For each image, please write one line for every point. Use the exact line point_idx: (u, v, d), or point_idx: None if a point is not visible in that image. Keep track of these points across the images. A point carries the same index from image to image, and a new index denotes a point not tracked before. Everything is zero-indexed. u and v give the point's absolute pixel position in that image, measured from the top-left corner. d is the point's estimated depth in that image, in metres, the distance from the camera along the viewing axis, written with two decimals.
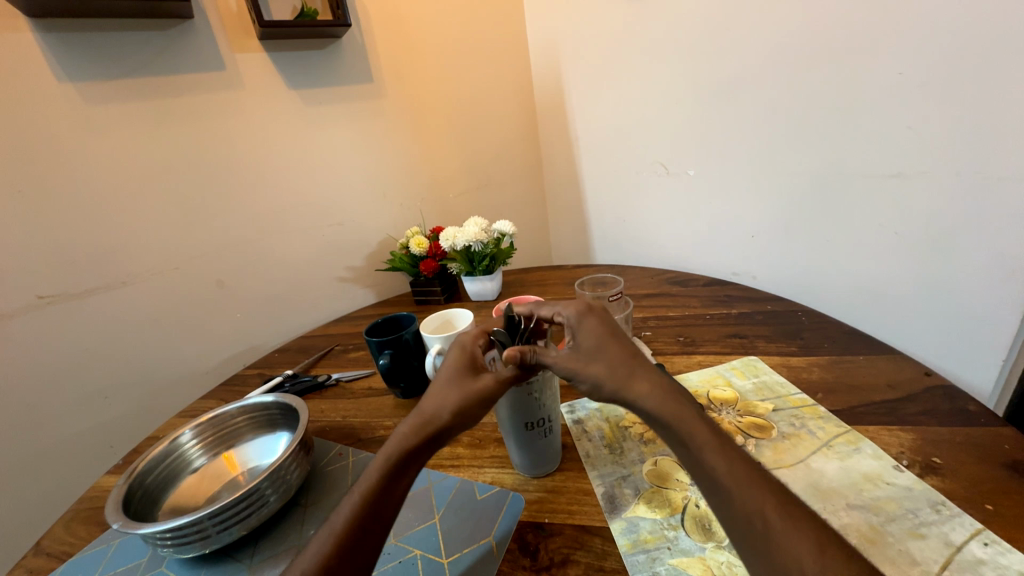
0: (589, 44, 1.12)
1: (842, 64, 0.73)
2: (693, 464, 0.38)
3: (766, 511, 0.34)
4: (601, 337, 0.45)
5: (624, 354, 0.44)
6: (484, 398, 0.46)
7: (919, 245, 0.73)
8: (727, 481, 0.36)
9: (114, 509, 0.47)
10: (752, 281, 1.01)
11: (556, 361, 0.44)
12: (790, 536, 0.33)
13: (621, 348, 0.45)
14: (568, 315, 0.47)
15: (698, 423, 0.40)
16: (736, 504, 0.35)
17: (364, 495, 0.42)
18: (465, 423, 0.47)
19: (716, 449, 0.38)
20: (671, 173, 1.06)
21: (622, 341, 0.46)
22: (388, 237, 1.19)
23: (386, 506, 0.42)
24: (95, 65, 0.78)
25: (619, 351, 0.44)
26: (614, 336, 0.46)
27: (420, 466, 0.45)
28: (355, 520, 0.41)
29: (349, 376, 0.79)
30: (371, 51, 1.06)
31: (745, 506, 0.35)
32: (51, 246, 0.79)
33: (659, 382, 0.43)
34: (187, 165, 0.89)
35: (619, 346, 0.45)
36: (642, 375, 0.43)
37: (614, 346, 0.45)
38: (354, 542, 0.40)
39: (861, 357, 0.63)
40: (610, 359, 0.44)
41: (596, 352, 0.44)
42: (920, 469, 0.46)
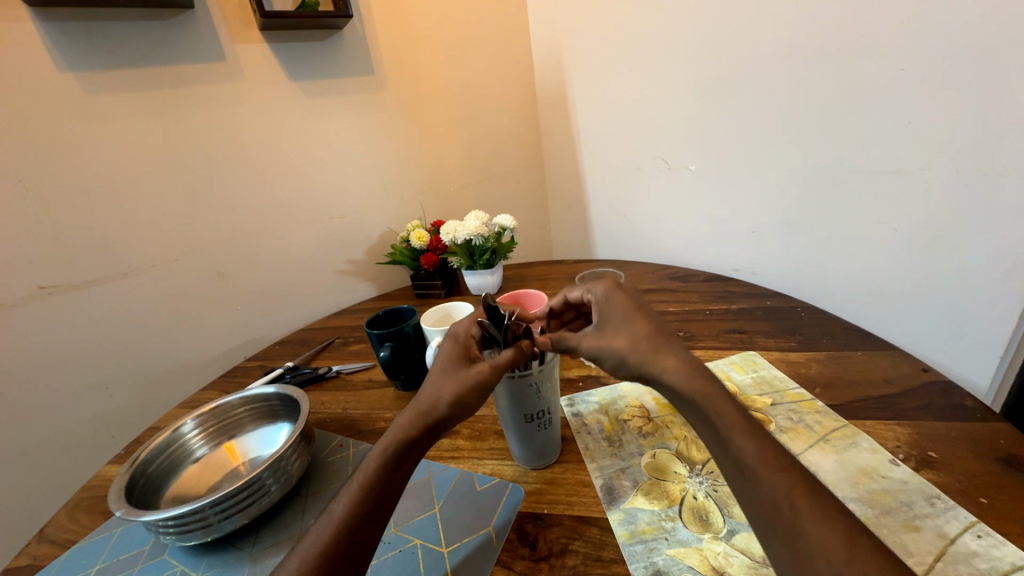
0: (591, 37, 1.11)
1: (845, 59, 0.73)
2: (720, 446, 0.39)
3: (793, 496, 0.35)
4: (628, 310, 0.46)
5: (650, 328, 0.44)
6: (480, 387, 0.45)
7: (919, 242, 0.74)
8: (755, 465, 0.36)
9: (116, 498, 0.48)
10: (752, 277, 1.01)
11: (582, 339, 0.46)
12: (817, 522, 0.33)
13: (646, 324, 0.45)
14: (597, 292, 0.50)
15: (728, 406, 0.40)
16: (762, 486, 0.36)
17: (363, 485, 0.43)
18: (464, 412, 0.47)
19: (747, 433, 0.38)
20: (672, 168, 1.06)
21: (648, 316, 0.46)
22: (389, 231, 1.19)
23: (385, 496, 0.43)
24: (94, 55, 0.77)
25: (643, 326, 0.45)
26: (639, 312, 0.46)
27: (419, 455, 0.46)
28: (355, 509, 0.42)
29: (349, 369, 0.79)
30: (372, 43, 1.05)
31: (772, 490, 0.35)
32: (52, 237, 0.79)
33: (684, 360, 0.42)
34: (188, 157, 0.89)
35: (645, 320, 0.45)
36: (667, 352, 0.43)
37: (639, 320, 0.45)
38: (355, 529, 0.41)
39: (859, 352, 0.64)
40: (635, 331, 0.44)
41: (622, 322, 0.45)
42: (916, 462, 0.46)
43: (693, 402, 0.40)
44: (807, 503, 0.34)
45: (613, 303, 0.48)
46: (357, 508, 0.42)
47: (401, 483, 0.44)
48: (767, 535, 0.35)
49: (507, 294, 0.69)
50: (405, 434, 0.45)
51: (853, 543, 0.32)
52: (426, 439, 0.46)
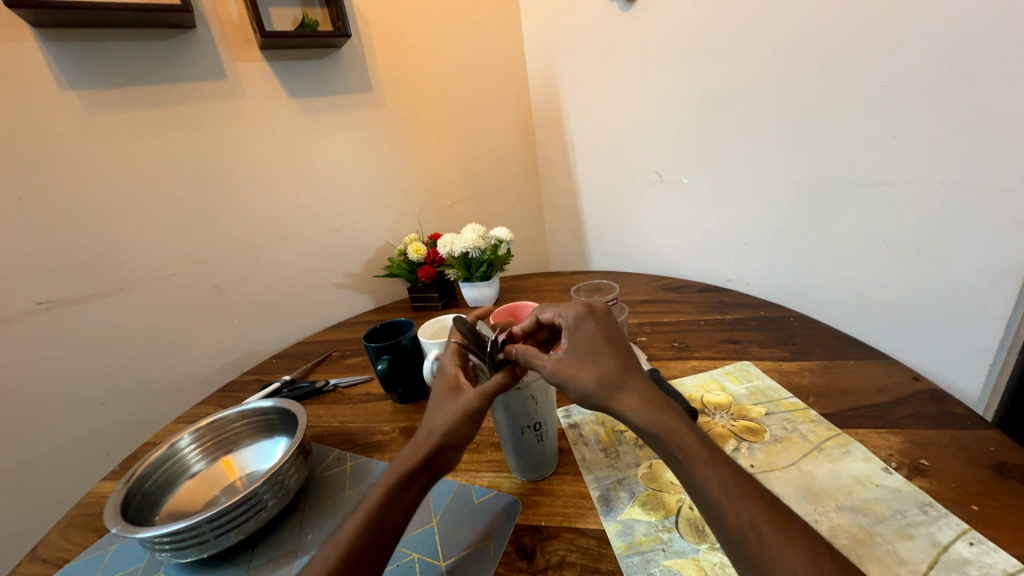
0: (584, 55, 1.14)
1: (828, 77, 0.76)
2: (684, 476, 0.39)
3: (759, 526, 0.34)
4: (596, 343, 0.45)
5: (618, 362, 0.44)
6: (470, 413, 0.45)
7: (905, 252, 0.75)
8: (720, 498, 0.36)
9: (112, 514, 0.47)
10: (745, 288, 1.02)
11: (547, 365, 0.44)
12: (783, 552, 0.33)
13: (614, 358, 0.44)
14: (568, 317, 0.48)
15: (688, 435, 0.39)
16: (727, 520, 0.35)
17: (364, 516, 0.42)
18: (461, 440, 0.46)
19: (707, 461, 0.38)
20: (666, 181, 1.08)
21: (618, 349, 0.45)
22: (386, 244, 1.20)
23: (388, 526, 0.42)
24: (97, 74, 0.79)
25: (612, 361, 0.44)
26: (609, 343, 0.45)
27: (423, 484, 0.45)
28: (355, 542, 0.41)
29: (347, 382, 0.79)
30: (371, 61, 1.08)
31: (737, 523, 0.35)
32: (51, 252, 0.79)
33: (646, 396, 0.42)
34: (188, 173, 0.90)
35: (613, 353, 0.44)
36: (631, 387, 0.42)
37: (608, 354, 0.44)
38: (356, 561, 0.40)
39: (852, 361, 0.65)
40: (603, 368, 0.43)
41: (590, 356, 0.44)
42: (908, 471, 0.47)
43: (651, 436, 0.40)
44: (772, 532, 0.34)
45: (582, 333, 0.46)
46: (356, 540, 0.41)
47: (405, 514, 0.43)
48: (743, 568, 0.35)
49: (501, 308, 0.69)
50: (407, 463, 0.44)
51: (816, 567, 0.32)
52: (430, 468, 0.45)
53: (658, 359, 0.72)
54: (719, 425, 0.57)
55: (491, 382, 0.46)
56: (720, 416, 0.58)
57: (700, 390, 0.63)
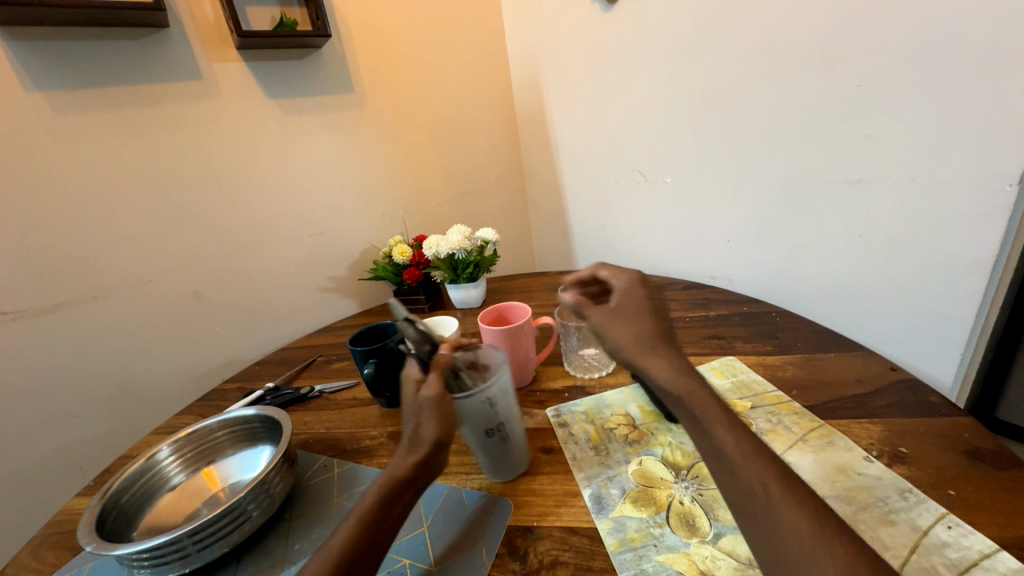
0: (566, 56, 1.15)
1: (804, 78, 0.78)
2: (701, 438, 0.39)
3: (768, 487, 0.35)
4: (639, 307, 0.46)
5: (654, 327, 0.45)
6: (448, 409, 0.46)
7: (880, 247, 0.77)
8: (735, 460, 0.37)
9: (86, 532, 0.45)
10: (728, 285, 1.04)
11: (593, 318, 0.46)
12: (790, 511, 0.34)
13: (654, 324, 0.45)
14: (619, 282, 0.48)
15: (710, 400, 0.41)
16: (739, 480, 0.36)
17: (360, 519, 0.41)
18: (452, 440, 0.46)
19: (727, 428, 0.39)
20: (648, 180, 1.09)
21: (657, 317, 0.46)
22: (371, 246, 1.18)
23: (383, 533, 0.41)
24: (65, 74, 0.76)
25: (649, 326, 0.45)
26: (649, 309, 0.46)
27: (418, 489, 0.44)
28: (350, 550, 0.39)
29: (332, 388, 0.78)
30: (352, 61, 1.06)
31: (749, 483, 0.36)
32: (17, 259, 0.76)
33: (676, 362, 0.43)
34: (164, 176, 0.87)
35: (652, 319, 0.45)
36: (664, 352, 0.43)
37: (647, 320, 0.45)
38: (351, 568, 0.39)
39: (831, 354, 0.66)
40: (639, 330, 0.44)
41: (630, 318, 0.45)
42: (888, 458, 0.48)
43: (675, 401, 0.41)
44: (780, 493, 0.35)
45: (628, 296, 0.47)
46: (350, 548, 0.40)
47: (398, 522, 0.42)
48: (751, 529, 0.35)
49: (490, 308, 0.69)
50: (399, 470, 0.44)
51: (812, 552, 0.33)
52: (422, 474, 0.45)
53: None
54: None
55: (434, 378, 0.47)
56: None
57: None
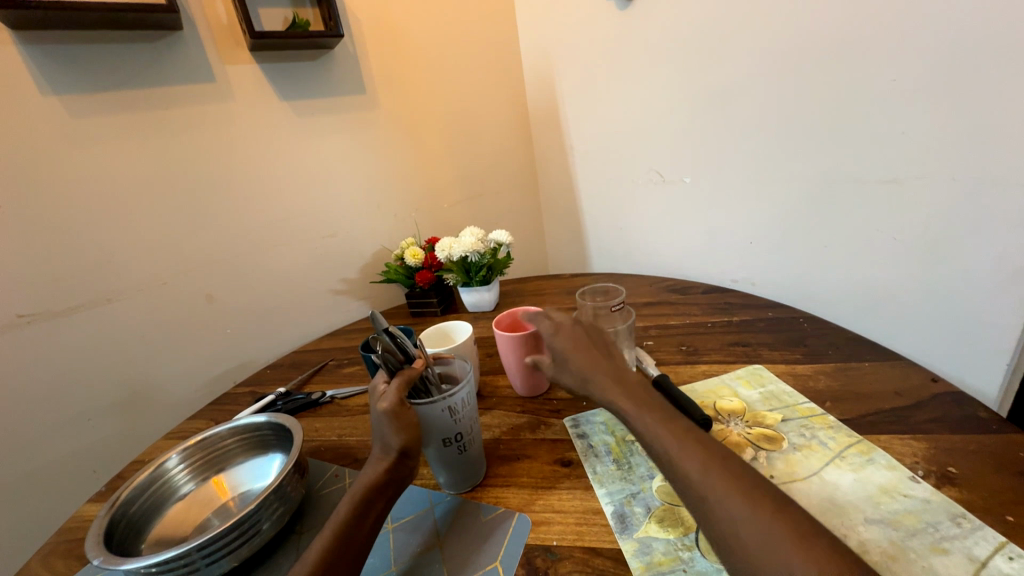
0: (582, 53, 1.12)
1: (834, 72, 0.74)
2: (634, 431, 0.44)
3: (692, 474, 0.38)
4: (567, 350, 0.50)
5: (588, 359, 0.49)
6: (408, 421, 0.47)
7: (916, 249, 0.73)
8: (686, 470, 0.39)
9: (94, 544, 0.44)
10: (750, 288, 1.00)
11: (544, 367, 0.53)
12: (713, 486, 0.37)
13: (583, 358, 0.49)
14: (542, 330, 0.53)
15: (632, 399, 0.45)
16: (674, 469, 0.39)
17: (335, 530, 0.43)
18: (416, 449, 0.48)
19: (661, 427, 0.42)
20: (666, 180, 1.06)
21: (588, 351, 0.50)
22: (383, 248, 1.17)
23: (357, 540, 0.43)
24: (79, 77, 0.75)
25: (584, 360, 0.49)
26: (578, 346, 0.50)
27: (388, 497, 0.47)
28: (324, 556, 0.41)
29: (344, 393, 0.76)
30: (364, 61, 1.05)
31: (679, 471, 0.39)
32: (33, 263, 0.76)
33: (606, 387, 0.47)
34: (177, 179, 0.87)
35: (584, 355, 0.49)
36: (597, 383, 0.47)
37: (579, 357, 0.49)
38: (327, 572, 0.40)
39: (866, 363, 0.63)
40: (575, 368, 0.49)
41: (564, 362, 0.50)
42: (937, 479, 0.45)
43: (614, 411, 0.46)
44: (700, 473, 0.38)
45: (558, 339, 0.51)
46: (327, 555, 0.41)
47: (372, 529, 0.44)
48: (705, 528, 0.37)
49: (506, 313, 0.67)
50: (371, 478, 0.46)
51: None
52: (393, 480, 0.47)
53: (667, 364, 0.70)
54: (735, 433, 0.54)
55: (394, 387, 0.48)
56: (735, 423, 0.56)
57: (711, 397, 0.61)
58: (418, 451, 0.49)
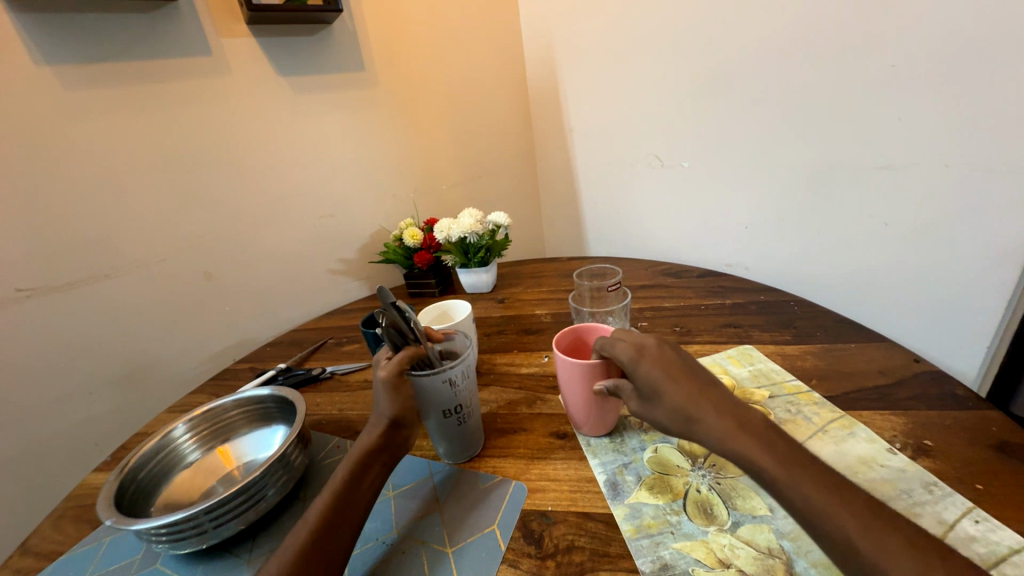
0: (584, 35, 1.11)
1: (834, 56, 0.74)
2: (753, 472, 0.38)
3: (853, 540, 0.33)
4: (656, 382, 0.42)
5: (686, 392, 0.41)
6: (401, 389, 0.50)
7: (904, 234, 0.75)
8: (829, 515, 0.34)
9: (106, 506, 0.46)
10: (744, 272, 1.02)
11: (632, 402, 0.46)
12: (888, 555, 0.32)
13: (680, 392, 0.42)
14: (620, 356, 0.45)
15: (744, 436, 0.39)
16: (819, 530, 0.35)
17: (335, 491, 0.45)
18: (410, 417, 0.51)
19: (794, 475, 0.36)
20: (664, 165, 1.07)
21: (680, 379, 0.42)
22: (381, 229, 1.17)
23: (356, 501, 0.45)
24: (74, 48, 0.74)
25: (681, 394, 0.41)
26: (670, 375, 0.42)
27: (385, 463, 0.49)
28: (323, 516, 0.43)
29: (344, 369, 0.77)
30: (363, 38, 1.04)
31: (832, 538, 0.34)
32: (29, 236, 0.76)
33: (717, 427, 0.40)
34: (173, 155, 0.86)
35: (679, 388, 0.42)
36: (702, 421, 0.40)
37: (672, 391, 0.42)
38: (328, 531, 0.42)
39: (853, 344, 0.65)
40: (673, 405, 0.42)
41: (658, 398, 0.43)
42: (912, 451, 0.47)
43: (738, 459, 0.39)
44: (868, 541, 0.33)
45: (644, 373, 0.43)
46: (327, 514, 0.43)
47: (370, 492, 0.47)
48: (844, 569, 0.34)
49: (566, 332, 0.55)
50: (368, 444, 0.48)
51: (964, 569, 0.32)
52: (387, 448, 0.49)
53: None
54: None
55: (396, 359, 0.50)
56: None
57: None
58: (411, 423, 0.51)
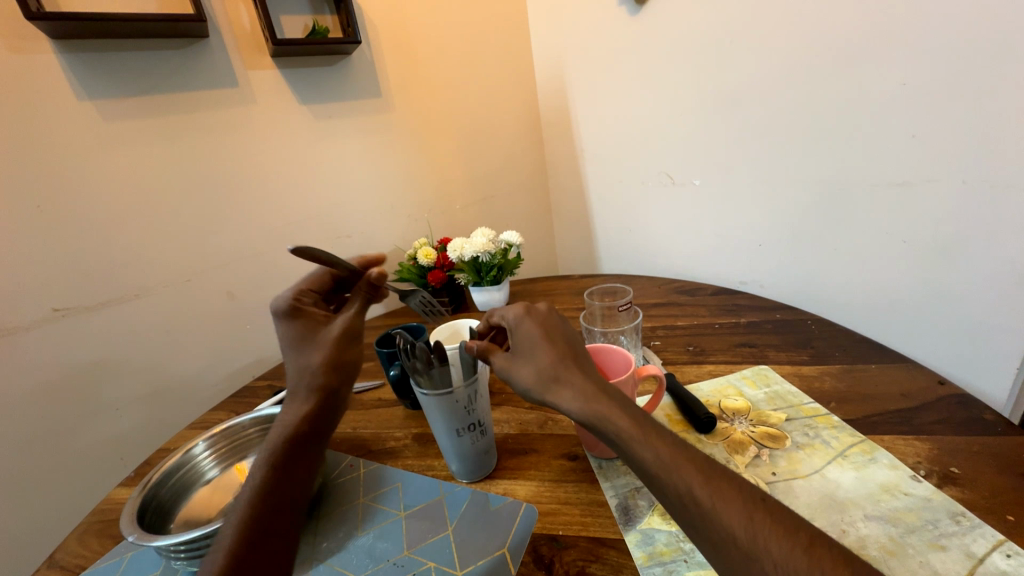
0: (593, 58, 1.14)
1: (845, 74, 0.74)
2: (699, 522, 0.35)
3: (696, 492, 0.35)
4: (534, 339, 0.45)
5: (556, 354, 0.44)
6: (347, 330, 0.55)
7: (922, 253, 0.73)
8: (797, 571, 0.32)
9: (129, 522, 0.47)
10: (759, 290, 1.01)
11: (499, 361, 0.46)
12: (761, 541, 0.33)
13: (550, 352, 0.44)
14: (509, 317, 0.49)
15: (689, 471, 0.36)
16: (668, 488, 0.36)
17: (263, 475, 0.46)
18: (341, 373, 0.54)
19: (757, 525, 0.34)
20: (676, 183, 1.07)
21: (558, 343, 0.46)
22: (396, 248, 1.20)
23: (287, 480, 0.47)
24: (114, 84, 0.80)
25: (551, 356, 0.44)
26: (548, 337, 0.46)
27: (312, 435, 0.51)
28: (247, 521, 0.42)
29: (358, 387, 0.79)
30: (381, 67, 1.08)
31: (676, 493, 0.36)
32: (67, 259, 0.80)
33: (579, 387, 0.42)
34: (199, 181, 0.91)
35: (550, 347, 0.45)
36: (567, 381, 0.42)
37: (545, 348, 0.45)
38: (263, 513, 0.43)
39: (873, 365, 0.63)
40: (539, 364, 0.44)
41: (529, 353, 0.45)
42: (938, 479, 0.45)
43: (696, 510, 0.35)
44: (707, 493, 0.35)
45: (523, 330, 0.47)
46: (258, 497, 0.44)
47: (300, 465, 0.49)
48: None
49: None
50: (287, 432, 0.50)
51: None
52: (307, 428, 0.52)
53: (672, 363, 0.71)
54: (739, 431, 0.56)
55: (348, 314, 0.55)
56: (739, 422, 0.57)
57: (716, 396, 0.62)
58: (341, 381, 0.54)
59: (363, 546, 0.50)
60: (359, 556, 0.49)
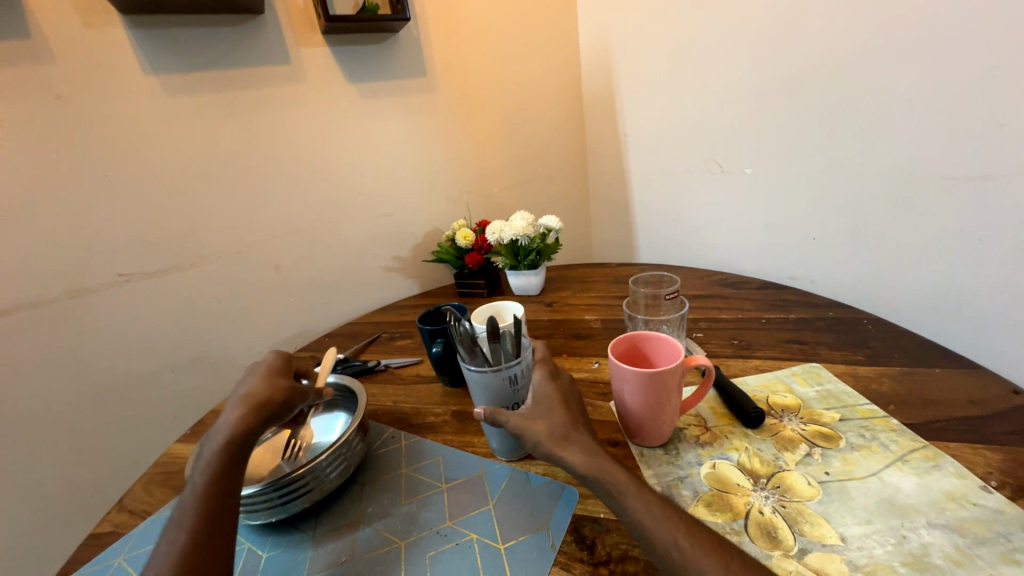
0: (643, 39, 1.10)
1: (925, 57, 0.69)
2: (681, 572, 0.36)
3: (680, 542, 0.37)
4: (551, 401, 0.49)
5: (568, 418, 0.47)
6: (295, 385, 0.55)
7: (1000, 253, 0.68)
8: None
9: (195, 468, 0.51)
10: (810, 286, 0.96)
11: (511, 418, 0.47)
12: None
13: (564, 414, 0.47)
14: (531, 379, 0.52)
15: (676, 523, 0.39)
16: (654, 536, 0.38)
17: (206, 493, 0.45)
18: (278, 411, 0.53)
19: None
20: (725, 171, 1.03)
21: (571, 409, 0.49)
22: (434, 229, 1.21)
23: (228, 499, 0.46)
24: (176, 59, 0.83)
25: (564, 417, 0.47)
26: (564, 402, 0.49)
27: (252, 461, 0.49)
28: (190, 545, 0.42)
29: (397, 363, 0.81)
30: (427, 45, 1.08)
31: (662, 543, 0.38)
32: (131, 227, 0.85)
33: (586, 444, 0.45)
34: (251, 156, 0.93)
35: (564, 411, 0.48)
36: (576, 439, 0.45)
37: (560, 410, 0.48)
38: (205, 537, 0.43)
39: (937, 368, 0.60)
40: (554, 422, 0.47)
41: (545, 410, 0.48)
42: (1011, 491, 0.43)
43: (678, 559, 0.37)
44: (690, 544, 0.37)
45: (544, 388, 0.50)
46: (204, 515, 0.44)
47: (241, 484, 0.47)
48: None
49: (622, 338, 0.55)
50: (230, 441, 0.48)
51: None
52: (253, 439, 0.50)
53: (717, 356, 0.69)
54: (789, 429, 0.54)
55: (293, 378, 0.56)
56: (789, 419, 0.55)
57: (764, 391, 0.60)
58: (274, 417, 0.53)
59: (407, 513, 0.52)
60: (403, 522, 0.51)
